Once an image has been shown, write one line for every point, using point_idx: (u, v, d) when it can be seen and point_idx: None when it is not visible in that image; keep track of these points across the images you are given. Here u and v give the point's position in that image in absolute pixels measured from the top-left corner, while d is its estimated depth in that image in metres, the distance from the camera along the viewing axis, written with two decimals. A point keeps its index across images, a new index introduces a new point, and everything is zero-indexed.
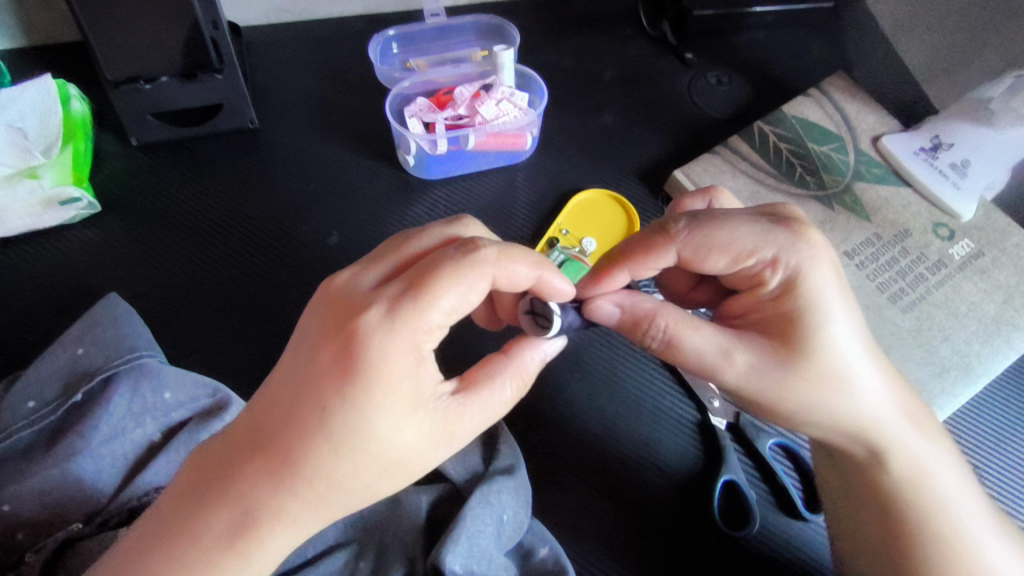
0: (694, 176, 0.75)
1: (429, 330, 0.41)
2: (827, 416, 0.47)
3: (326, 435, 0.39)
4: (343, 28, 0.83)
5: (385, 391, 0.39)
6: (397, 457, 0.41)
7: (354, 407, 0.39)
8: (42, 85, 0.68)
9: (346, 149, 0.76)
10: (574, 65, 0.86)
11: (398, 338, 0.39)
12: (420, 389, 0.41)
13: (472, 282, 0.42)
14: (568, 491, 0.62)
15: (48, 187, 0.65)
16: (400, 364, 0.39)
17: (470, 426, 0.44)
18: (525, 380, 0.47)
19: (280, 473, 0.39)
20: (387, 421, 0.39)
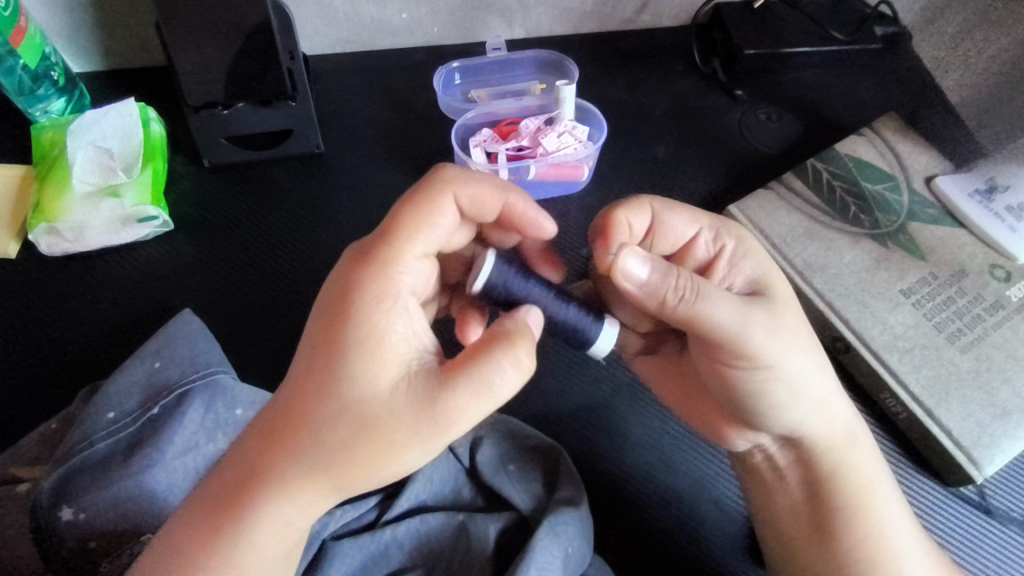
0: (749, 212, 0.76)
1: (402, 262, 0.42)
2: (798, 395, 0.50)
3: (310, 382, 0.39)
4: (405, 59, 0.86)
5: (364, 334, 0.40)
6: (384, 420, 0.39)
7: (339, 356, 0.39)
8: (126, 109, 0.71)
9: (407, 174, 0.79)
10: (628, 99, 0.88)
11: (372, 274, 0.41)
12: (396, 334, 0.40)
13: (435, 207, 0.43)
14: (625, 527, 0.62)
15: (129, 205, 0.67)
16: (376, 301, 0.41)
17: (455, 393, 0.40)
18: (519, 350, 0.41)
19: (275, 429, 0.39)
20: (365, 370, 0.39)
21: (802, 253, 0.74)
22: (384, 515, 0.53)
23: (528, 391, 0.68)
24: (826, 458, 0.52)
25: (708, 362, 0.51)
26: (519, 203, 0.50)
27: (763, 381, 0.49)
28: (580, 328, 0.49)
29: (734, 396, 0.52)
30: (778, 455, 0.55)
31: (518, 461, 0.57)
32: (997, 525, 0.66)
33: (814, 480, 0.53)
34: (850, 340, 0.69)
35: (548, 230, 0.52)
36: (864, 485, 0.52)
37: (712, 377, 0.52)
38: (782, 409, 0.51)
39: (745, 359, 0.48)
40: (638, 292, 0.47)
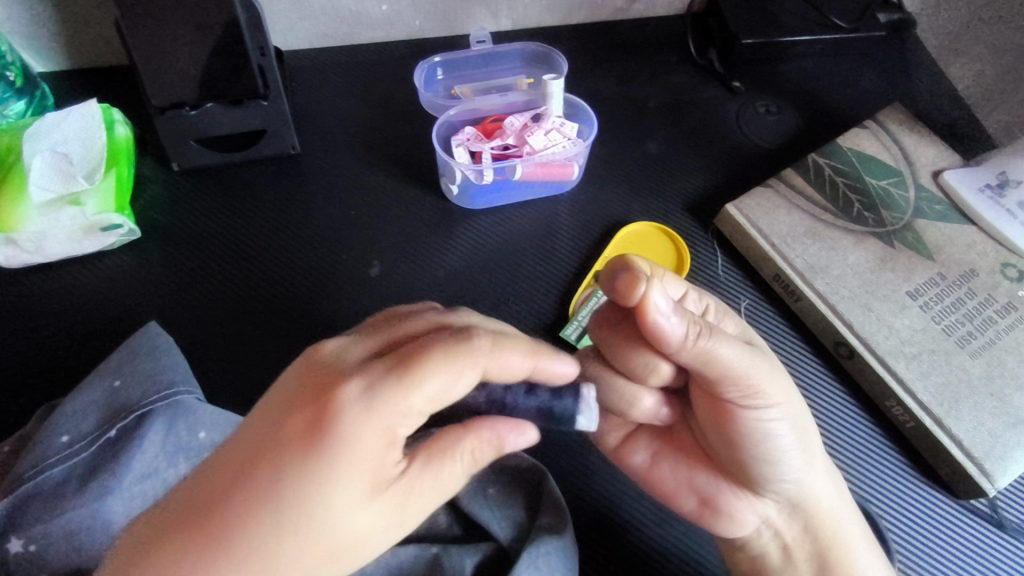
0: (748, 210, 0.72)
1: (406, 413, 0.38)
2: (797, 440, 0.49)
3: (274, 509, 0.36)
4: (386, 53, 0.82)
5: (344, 463, 0.37)
6: (343, 548, 0.37)
7: (316, 484, 0.36)
8: (87, 110, 0.67)
9: (388, 174, 0.75)
10: (620, 92, 0.84)
11: (373, 416, 0.37)
12: (375, 462, 0.38)
13: (460, 371, 0.39)
14: (614, 553, 0.58)
15: (91, 214, 0.64)
16: (370, 441, 0.37)
17: (416, 518, 0.40)
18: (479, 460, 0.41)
19: (222, 556, 0.35)
20: (340, 496, 0.37)
21: (802, 254, 0.70)
22: None
23: None
24: (823, 520, 0.52)
25: (713, 417, 0.49)
26: (546, 368, 0.44)
27: (771, 436, 0.48)
28: (548, 406, 0.45)
29: (740, 458, 0.49)
30: (783, 529, 0.53)
31: (500, 484, 0.54)
32: (1011, 540, 0.63)
33: (819, 548, 0.52)
34: (854, 346, 0.66)
35: (567, 372, 0.46)
36: (858, 546, 0.52)
37: (717, 438, 0.50)
38: (787, 465, 0.49)
39: (754, 402, 0.47)
40: (661, 336, 0.44)
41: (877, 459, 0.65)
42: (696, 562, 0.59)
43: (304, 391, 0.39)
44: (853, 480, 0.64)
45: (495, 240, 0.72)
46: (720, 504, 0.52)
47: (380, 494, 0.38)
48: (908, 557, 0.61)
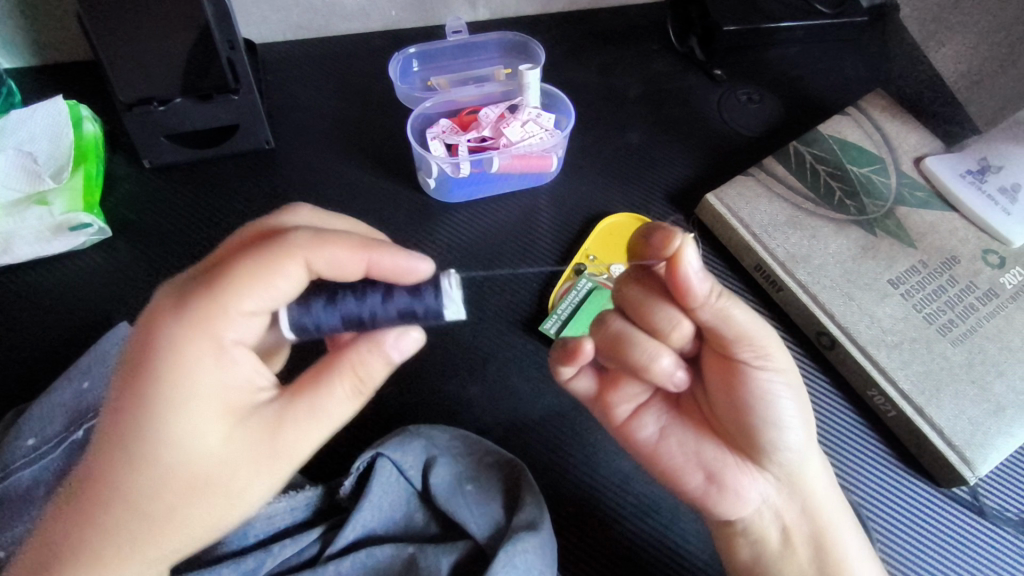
0: (729, 200, 0.72)
1: (226, 318, 0.39)
2: (801, 413, 0.49)
3: (126, 447, 0.37)
4: (361, 45, 0.81)
5: (182, 390, 0.37)
6: (210, 471, 0.38)
7: (154, 412, 0.37)
8: (54, 106, 0.66)
9: (365, 169, 0.74)
10: (600, 82, 0.83)
11: (191, 329, 0.38)
12: (222, 388, 0.38)
13: (277, 271, 0.40)
14: (597, 545, 0.58)
15: (58, 213, 0.62)
16: (196, 355, 0.38)
17: (291, 435, 0.40)
18: (358, 377, 0.41)
19: (102, 503, 0.37)
20: (188, 426, 0.37)
21: (784, 243, 0.69)
22: (328, 548, 0.50)
23: (496, 398, 0.63)
24: (815, 503, 0.51)
25: (725, 385, 0.48)
26: (386, 262, 0.42)
27: (778, 405, 0.48)
28: (408, 309, 0.43)
29: (749, 427, 0.48)
30: (782, 510, 0.51)
31: (477, 481, 0.53)
32: (992, 526, 0.63)
33: (814, 531, 0.51)
34: (835, 336, 0.65)
35: (420, 270, 0.43)
36: (844, 527, 0.52)
37: (727, 404, 0.49)
38: (790, 436, 0.49)
39: (766, 362, 0.47)
40: (689, 290, 0.44)
41: (858, 447, 0.65)
42: (679, 552, 0.58)
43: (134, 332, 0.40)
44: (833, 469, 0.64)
45: (472, 233, 0.71)
46: (725, 477, 0.49)
47: (237, 421, 0.39)
48: (890, 544, 0.61)
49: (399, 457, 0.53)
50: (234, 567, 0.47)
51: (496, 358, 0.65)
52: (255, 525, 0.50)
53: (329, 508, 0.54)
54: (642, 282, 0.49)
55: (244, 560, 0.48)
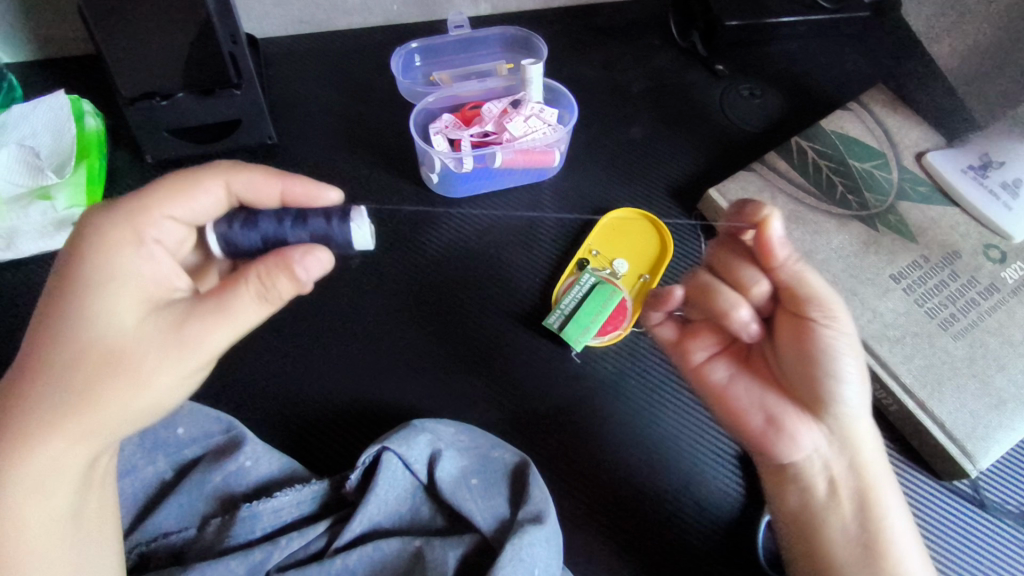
0: (731, 195, 0.72)
1: (147, 218, 0.44)
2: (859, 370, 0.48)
3: (52, 324, 0.40)
4: (363, 40, 0.81)
5: (103, 275, 0.41)
6: (118, 350, 0.40)
7: (77, 291, 0.41)
8: (56, 101, 0.66)
9: (367, 163, 0.74)
10: (602, 77, 0.83)
11: (115, 224, 0.43)
12: (141, 276, 0.42)
13: (193, 185, 0.46)
14: (603, 534, 0.58)
15: (62, 208, 0.62)
16: (118, 245, 0.42)
17: (197, 326, 0.42)
18: (267, 282, 0.43)
19: (26, 378, 0.40)
20: (109, 307, 0.41)
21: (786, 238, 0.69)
22: (335, 542, 0.50)
23: (500, 391, 0.63)
24: (863, 458, 0.49)
25: (795, 340, 0.47)
26: (297, 188, 0.49)
27: (844, 360, 0.46)
28: (318, 232, 0.47)
29: (816, 379, 0.47)
30: (831, 461, 0.48)
31: (483, 476, 0.54)
32: (993, 519, 0.63)
33: (860, 489, 0.48)
34: None
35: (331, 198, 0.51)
36: (887, 489, 0.49)
37: (795, 357, 0.47)
38: (852, 395, 0.47)
39: (836, 322, 0.46)
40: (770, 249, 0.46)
41: None
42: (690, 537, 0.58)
43: None
44: None
45: (476, 228, 0.71)
46: (784, 426, 0.48)
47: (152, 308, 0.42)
48: None
49: (405, 451, 0.53)
50: (242, 560, 0.48)
51: (500, 352, 0.65)
52: (261, 518, 0.50)
53: (333, 502, 0.54)
54: (729, 245, 0.49)
55: (251, 553, 0.48)
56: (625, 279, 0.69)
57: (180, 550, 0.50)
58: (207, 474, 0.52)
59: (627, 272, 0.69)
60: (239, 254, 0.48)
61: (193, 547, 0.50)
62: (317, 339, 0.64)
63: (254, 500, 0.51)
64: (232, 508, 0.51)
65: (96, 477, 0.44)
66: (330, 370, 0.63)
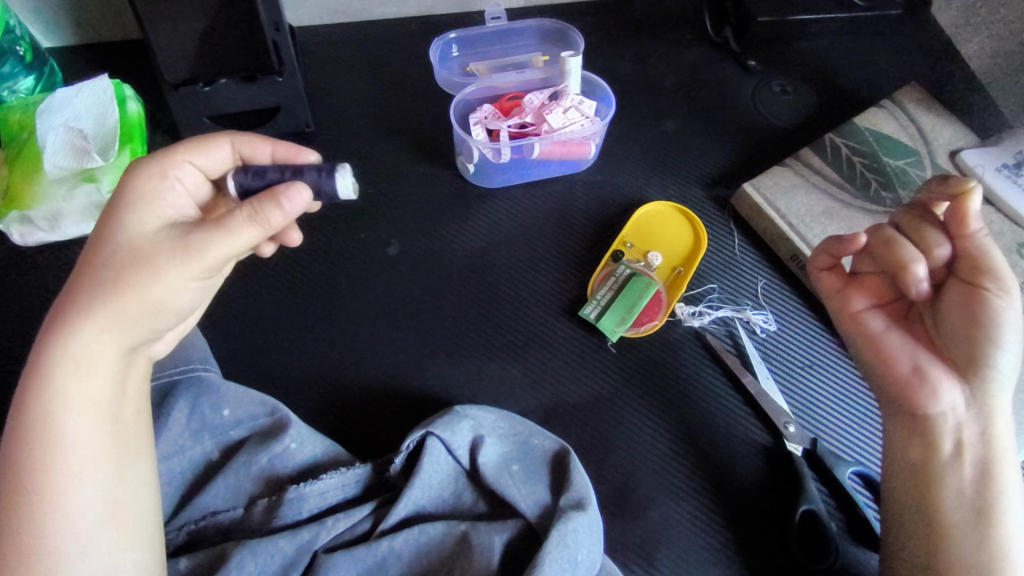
0: (765, 189, 0.72)
1: (174, 162, 0.47)
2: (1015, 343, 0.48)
3: (97, 234, 0.44)
4: (398, 30, 0.81)
5: (140, 197, 0.45)
6: (141, 251, 0.43)
7: (115, 210, 0.45)
8: (99, 86, 0.66)
9: (404, 152, 0.74)
10: (635, 71, 0.83)
11: (150, 162, 0.47)
12: (166, 203, 0.46)
13: (211, 141, 0.49)
14: (641, 522, 0.59)
15: (106, 191, 0.63)
16: (151, 178, 0.46)
17: (202, 238, 0.44)
18: (257, 209, 0.43)
19: (74, 279, 0.43)
20: (137, 221, 0.44)
21: (821, 234, 0.70)
22: (380, 525, 0.51)
23: (536, 380, 0.64)
24: (997, 430, 0.48)
25: (963, 304, 0.48)
26: (284, 150, 0.52)
27: (1006, 329, 0.47)
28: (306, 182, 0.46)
29: (975, 342, 0.48)
30: (964, 425, 0.48)
31: (523, 462, 0.54)
32: None
33: (986, 456, 0.47)
34: None
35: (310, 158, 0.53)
36: (1013, 466, 0.48)
37: (958, 319, 0.48)
38: (1005, 363, 0.48)
39: (1009, 294, 0.47)
40: (965, 214, 0.48)
41: None
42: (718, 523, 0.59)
43: None
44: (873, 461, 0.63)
45: (511, 218, 0.72)
46: (927, 377, 0.49)
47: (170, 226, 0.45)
48: None
49: (447, 436, 0.54)
50: (290, 539, 0.48)
51: (535, 341, 0.66)
52: (308, 500, 0.51)
53: (376, 486, 0.54)
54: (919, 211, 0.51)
55: (299, 533, 0.49)
56: (659, 270, 0.69)
57: (227, 529, 0.51)
58: (253, 456, 0.53)
59: (660, 265, 0.70)
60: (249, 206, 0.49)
61: (240, 526, 0.50)
62: (355, 326, 0.65)
63: (301, 482, 0.52)
64: (279, 490, 0.52)
65: (129, 394, 0.45)
66: (368, 357, 0.64)
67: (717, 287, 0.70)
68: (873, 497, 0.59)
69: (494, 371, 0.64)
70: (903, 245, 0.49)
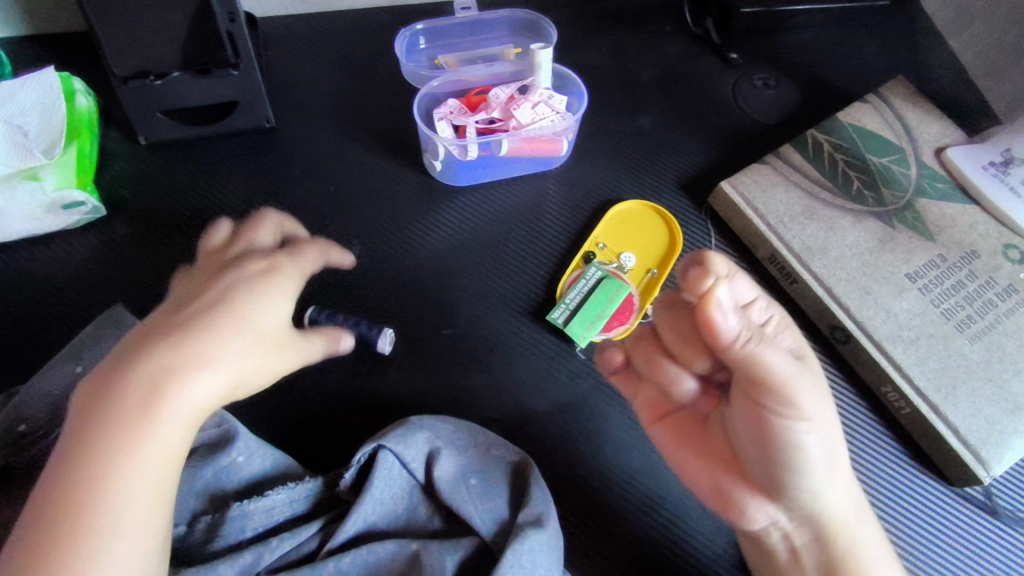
0: (743, 188, 0.69)
1: (309, 272, 0.51)
2: (825, 457, 0.40)
3: (237, 301, 0.44)
4: (365, 21, 0.78)
5: (283, 289, 0.47)
6: (273, 339, 0.45)
7: (265, 295, 0.45)
8: (44, 78, 0.63)
9: (368, 150, 0.71)
10: (611, 63, 0.80)
11: (294, 265, 0.50)
12: (284, 295, 0.47)
13: (320, 248, 0.54)
14: (607, 537, 0.57)
15: (51, 190, 0.60)
16: (290, 279, 0.48)
17: (304, 348, 0.49)
18: (335, 341, 0.53)
19: (193, 339, 0.41)
20: (262, 310, 0.45)
21: (799, 234, 0.67)
22: (327, 544, 0.48)
23: (501, 389, 0.61)
24: (831, 529, 0.44)
25: (748, 427, 0.40)
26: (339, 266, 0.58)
27: (806, 449, 0.39)
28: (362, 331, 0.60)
29: (773, 466, 0.40)
30: (793, 534, 0.44)
31: (482, 475, 0.52)
32: (1006, 528, 0.61)
33: (824, 557, 0.45)
34: (850, 330, 0.64)
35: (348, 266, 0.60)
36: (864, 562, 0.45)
37: (747, 441, 0.40)
38: (813, 480, 0.41)
39: (795, 413, 0.39)
40: (716, 332, 0.38)
41: (871, 444, 0.64)
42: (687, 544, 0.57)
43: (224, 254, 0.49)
44: None
45: (479, 218, 0.69)
46: (735, 501, 0.43)
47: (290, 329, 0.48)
48: (899, 545, 0.60)
49: (402, 449, 0.52)
50: (231, 562, 0.46)
51: (501, 347, 0.63)
52: (252, 518, 0.49)
53: (327, 501, 0.52)
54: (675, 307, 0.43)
55: (241, 555, 0.46)
56: (633, 272, 0.67)
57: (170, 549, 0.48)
58: (198, 470, 0.50)
59: (634, 267, 0.67)
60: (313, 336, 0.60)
61: (181, 545, 0.48)
62: None
63: (245, 499, 0.49)
64: (223, 507, 0.50)
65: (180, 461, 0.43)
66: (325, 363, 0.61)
67: None
68: None
69: (457, 379, 0.61)
70: (664, 361, 0.45)
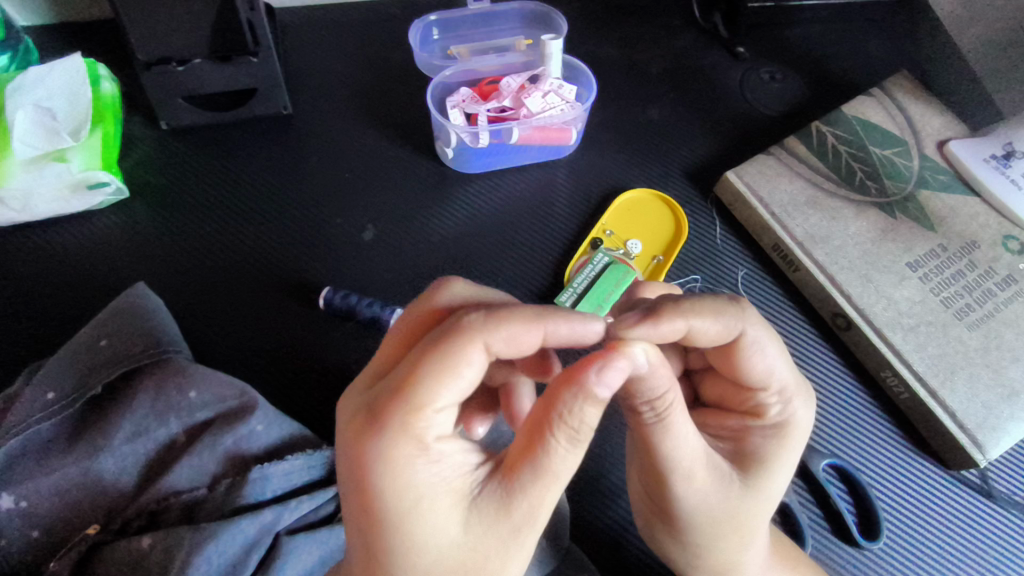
0: (748, 178, 0.71)
1: (421, 417, 0.33)
2: (701, 535, 0.45)
3: (394, 539, 0.34)
4: (381, 13, 0.80)
5: (407, 498, 0.33)
6: (457, 560, 0.35)
7: (408, 522, 0.34)
8: (71, 64, 0.65)
9: (382, 137, 0.73)
10: (620, 56, 0.82)
11: (400, 437, 0.33)
12: (438, 485, 0.34)
13: (456, 357, 0.34)
14: (609, 509, 0.60)
15: (77, 171, 0.62)
16: (410, 467, 0.33)
17: (523, 506, 0.35)
18: (577, 432, 0.34)
19: None
20: (433, 524, 0.34)
21: (803, 223, 0.69)
22: None
23: None
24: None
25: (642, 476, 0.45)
26: (563, 329, 0.37)
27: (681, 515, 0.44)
28: (374, 311, 0.63)
29: (652, 506, 0.46)
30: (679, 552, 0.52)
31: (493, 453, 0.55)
32: (1000, 511, 0.63)
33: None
34: (851, 317, 0.65)
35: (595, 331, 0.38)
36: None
37: (640, 481, 0.46)
38: (686, 538, 0.46)
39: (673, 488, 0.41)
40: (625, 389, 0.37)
41: (869, 427, 0.65)
42: None
43: (339, 447, 0.35)
44: (839, 450, 0.64)
45: (488, 204, 0.71)
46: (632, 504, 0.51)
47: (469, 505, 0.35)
48: (894, 524, 0.61)
49: None
50: (253, 520, 0.47)
51: None
52: (273, 479, 0.51)
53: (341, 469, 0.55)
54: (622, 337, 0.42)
55: (263, 513, 0.48)
56: (638, 259, 0.68)
57: (193, 509, 0.49)
58: (219, 437, 0.52)
59: (640, 253, 0.69)
60: (332, 316, 0.64)
61: (204, 506, 0.49)
62: (325, 311, 0.64)
63: (265, 462, 0.51)
64: (244, 470, 0.51)
65: None
66: (341, 342, 0.63)
67: (700, 279, 0.70)
68: (854, 503, 0.62)
69: None
70: None
